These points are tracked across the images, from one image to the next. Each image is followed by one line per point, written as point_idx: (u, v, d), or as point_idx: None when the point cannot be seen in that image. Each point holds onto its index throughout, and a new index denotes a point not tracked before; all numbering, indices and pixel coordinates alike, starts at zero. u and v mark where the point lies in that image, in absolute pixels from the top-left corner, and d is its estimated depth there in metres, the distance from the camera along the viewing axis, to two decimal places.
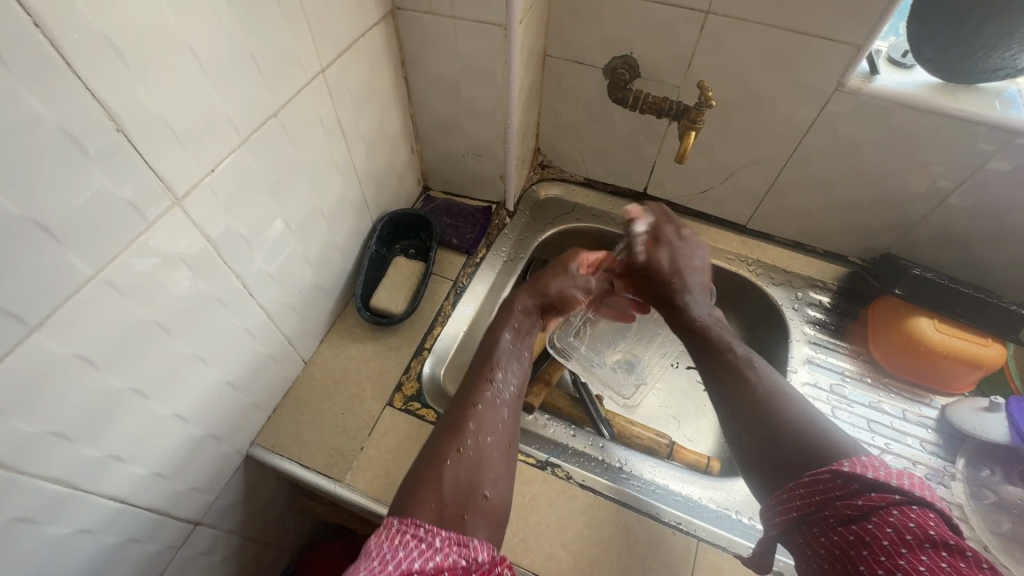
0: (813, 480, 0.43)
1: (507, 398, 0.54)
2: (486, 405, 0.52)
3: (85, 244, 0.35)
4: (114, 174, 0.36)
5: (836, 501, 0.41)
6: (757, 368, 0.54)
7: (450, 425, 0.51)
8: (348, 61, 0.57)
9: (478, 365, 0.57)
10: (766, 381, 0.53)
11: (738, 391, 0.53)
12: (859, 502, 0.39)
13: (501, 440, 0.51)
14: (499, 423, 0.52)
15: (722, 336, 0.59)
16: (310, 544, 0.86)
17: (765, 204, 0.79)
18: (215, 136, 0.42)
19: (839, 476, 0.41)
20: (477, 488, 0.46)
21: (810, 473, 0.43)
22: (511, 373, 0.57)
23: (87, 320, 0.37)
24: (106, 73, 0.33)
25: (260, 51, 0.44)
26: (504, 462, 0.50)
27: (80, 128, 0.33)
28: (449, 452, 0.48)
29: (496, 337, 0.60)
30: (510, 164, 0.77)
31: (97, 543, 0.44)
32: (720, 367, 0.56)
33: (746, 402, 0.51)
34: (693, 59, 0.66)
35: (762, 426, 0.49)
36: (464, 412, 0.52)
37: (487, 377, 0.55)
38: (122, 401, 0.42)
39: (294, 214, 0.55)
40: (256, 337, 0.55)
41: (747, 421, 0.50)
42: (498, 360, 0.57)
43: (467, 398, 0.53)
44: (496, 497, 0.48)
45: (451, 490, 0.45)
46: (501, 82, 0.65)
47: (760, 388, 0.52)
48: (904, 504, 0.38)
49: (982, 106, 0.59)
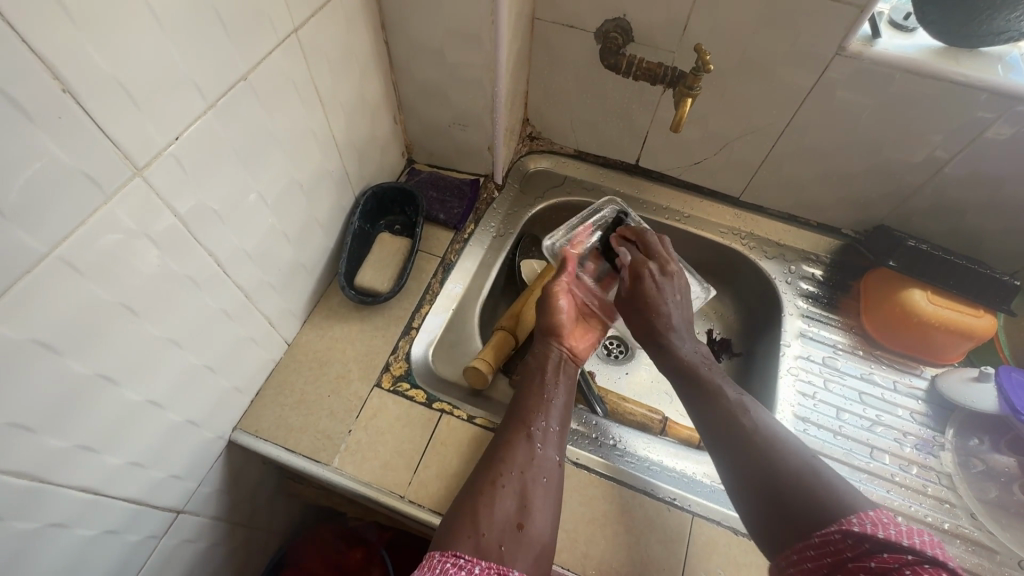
0: (824, 540, 0.40)
1: (546, 433, 0.53)
2: (520, 440, 0.52)
3: (38, 219, 0.32)
4: (64, 142, 0.32)
5: (849, 562, 0.38)
6: (754, 416, 0.51)
7: (486, 461, 0.50)
8: (323, 21, 0.53)
9: (514, 402, 0.56)
10: (766, 433, 0.49)
11: (742, 440, 0.49)
12: (872, 565, 0.37)
13: (540, 475, 0.50)
14: (535, 458, 0.51)
15: (710, 377, 0.55)
16: (301, 527, 0.85)
17: (759, 175, 0.77)
18: (178, 101, 0.39)
19: (849, 536, 0.39)
20: (514, 518, 0.46)
21: (819, 533, 0.41)
22: (550, 409, 0.55)
23: (41, 303, 0.34)
24: (48, 27, 0.29)
25: (226, 8, 0.40)
26: (543, 494, 0.49)
27: (21, 90, 0.29)
28: (485, 486, 0.48)
29: (531, 373, 0.59)
30: (498, 135, 0.74)
31: (71, 536, 0.42)
32: (717, 415, 0.52)
33: (740, 451, 0.49)
34: (689, 22, 0.63)
35: (763, 482, 0.46)
36: (500, 448, 0.51)
37: (525, 412, 0.54)
38: (90, 388, 0.39)
39: (269, 187, 0.52)
40: (233, 318, 0.52)
41: (753, 474, 0.47)
42: (537, 397, 0.56)
43: (505, 437, 0.52)
44: (538, 525, 0.47)
45: (489, 522, 0.45)
46: (488, 46, 0.62)
47: (763, 440, 0.49)
48: (916, 564, 0.35)
49: (985, 71, 0.57)
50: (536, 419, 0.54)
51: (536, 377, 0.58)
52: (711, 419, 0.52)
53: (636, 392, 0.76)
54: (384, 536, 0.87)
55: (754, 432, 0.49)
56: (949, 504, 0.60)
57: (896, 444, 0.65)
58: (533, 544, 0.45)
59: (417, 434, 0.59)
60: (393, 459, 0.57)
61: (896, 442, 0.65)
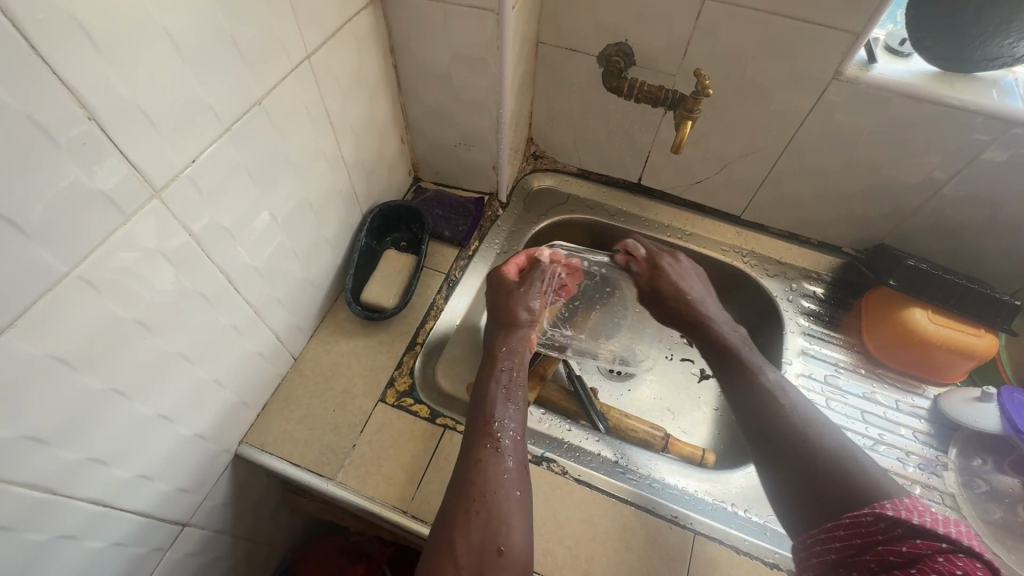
0: (855, 523, 0.44)
1: (508, 441, 0.53)
2: (488, 456, 0.51)
3: (60, 240, 0.34)
4: (87, 167, 0.34)
5: (878, 544, 0.42)
6: (791, 395, 0.58)
7: (454, 488, 0.50)
8: (336, 46, 0.55)
9: (475, 413, 0.55)
10: (802, 418, 0.55)
11: (777, 420, 0.56)
12: (903, 548, 0.40)
13: (512, 488, 0.50)
14: (503, 473, 0.50)
15: (750, 358, 0.64)
16: (303, 542, 0.85)
17: (760, 194, 0.79)
18: (196, 125, 0.41)
19: (882, 521, 0.43)
20: (492, 542, 0.46)
21: (852, 514, 0.45)
22: (507, 417, 0.55)
23: (62, 320, 0.35)
24: (76, 60, 0.31)
25: (244, 38, 0.43)
26: (517, 509, 0.48)
27: (51, 119, 0.31)
28: (459, 513, 0.47)
29: (488, 380, 0.58)
30: (502, 155, 0.75)
31: (80, 549, 0.43)
32: (756, 394, 0.59)
33: (768, 427, 0.56)
34: (688, 48, 0.65)
35: (801, 466, 0.51)
36: (470, 469, 0.50)
37: (487, 426, 0.54)
38: (104, 402, 0.40)
39: (281, 206, 0.54)
40: (243, 333, 0.54)
41: (795, 467, 0.51)
42: (491, 408, 0.55)
43: (469, 455, 0.52)
44: (516, 544, 0.47)
45: (466, 551, 0.45)
46: (493, 70, 0.64)
47: (798, 421, 0.55)
48: (951, 552, 0.38)
49: (979, 95, 0.59)
50: (497, 428, 0.53)
51: (496, 384, 0.57)
52: (751, 404, 0.59)
53: (638, 409, 0.76)
54: (386, 551, 0.87)
55: (792, 412, 0.56)
56: None
57: (899, 463, 0.64)
58: (513, 564, 0.45)
59: (420, 449, 0.59)
60: (396, 474, 0.58)
61: (898, 462, 0.65)
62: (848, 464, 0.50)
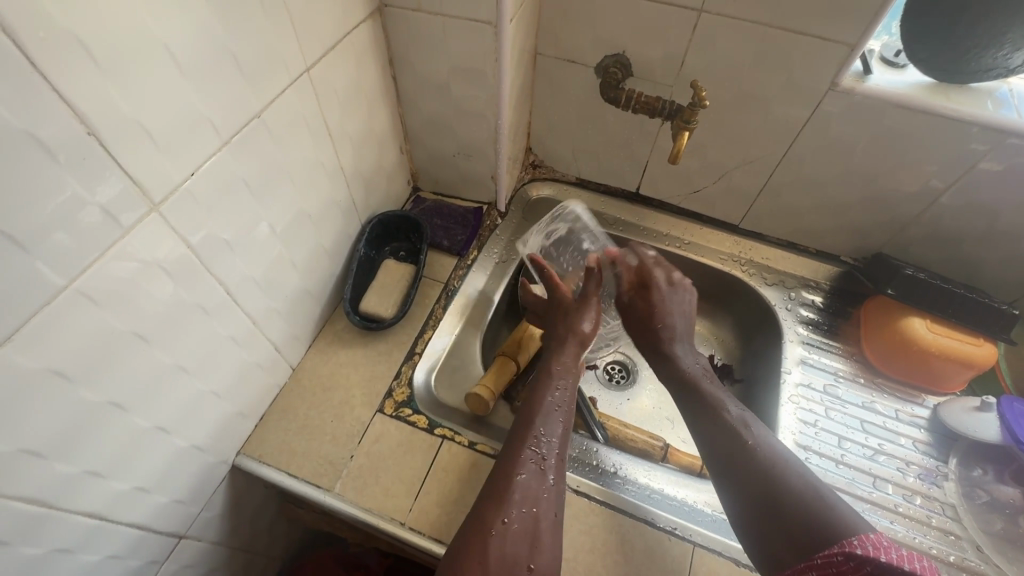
0: (826, 563, 0.40)
1: (552, 458, 0.51)
2: (531, 471, 0.50)
3: (58, 256, 0.34)
4: (86, 181, 0.34)
5: None
6: (753, 431, 0.54)
7: (489, 496, 0.48)
8: (335, 58, 0.55)
9: (518, 427, 0.54)
10: (771, 449, 0.53)
11: (742, 451, 0.53)
12: None
13: (548, 508, 0.48)
14: (543, 490, 0.49)
15: (710, 390, 0.60)
16: (300, 553, 0.85)
17: (758, 204, 0.79)
18: (195, 139, 0.41)
19: (851, 559, 0.38)
20: (523, 559, 0.44)
21: (822, 554, 0.41)
22: (553, 433, 0.53)
23: (57, 333, 0.35)
24: (76, 76, 0.31)
25: (244, 52, 0.43)
26: (552, 530, 0.47)
27: (51, 134, 0.31)
28: (495, 524, 0.45)
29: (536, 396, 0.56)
30: (501, 166, 0.76)
31: (76, 562, 0.43)
32: (715, 425, 0.56)
33: (732, 459, 0.53)
34: (685, 59, 0.66)
35: (767, 499, 0.49)
36: (508, 480, 0.49)
37: (529, 438, 0.52)
38: (101, 416, 0.40)
39: (280, 216, 0.54)
40: (241, 344, 0.54)
41: (763, 497, 0.50)
42: (539, 421, 0.54)
43: (507, 465, 0.50)
44: (546, 563, 0.45)
45: (498, 562, 0.43)
46: (492, 81, 0.64)
47: (765, 455, 0.52)
48: None
49: (974, 106, 0.59)
50: (541, 444, 0.52)
51: (542, 400, 0.56)
52: (715, 440, 0.55)
53: (637, 419, 0.76)
54: (383, 562, 0.87)
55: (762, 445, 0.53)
56: (954, 535, 0.59)
57: (899, 473, 0.64)
58: None
59: (419, 460, 0.59)
60: (394, 486, 0.57)
61: (899, 472, 0.64)
62: (816, 498, 0.48)
